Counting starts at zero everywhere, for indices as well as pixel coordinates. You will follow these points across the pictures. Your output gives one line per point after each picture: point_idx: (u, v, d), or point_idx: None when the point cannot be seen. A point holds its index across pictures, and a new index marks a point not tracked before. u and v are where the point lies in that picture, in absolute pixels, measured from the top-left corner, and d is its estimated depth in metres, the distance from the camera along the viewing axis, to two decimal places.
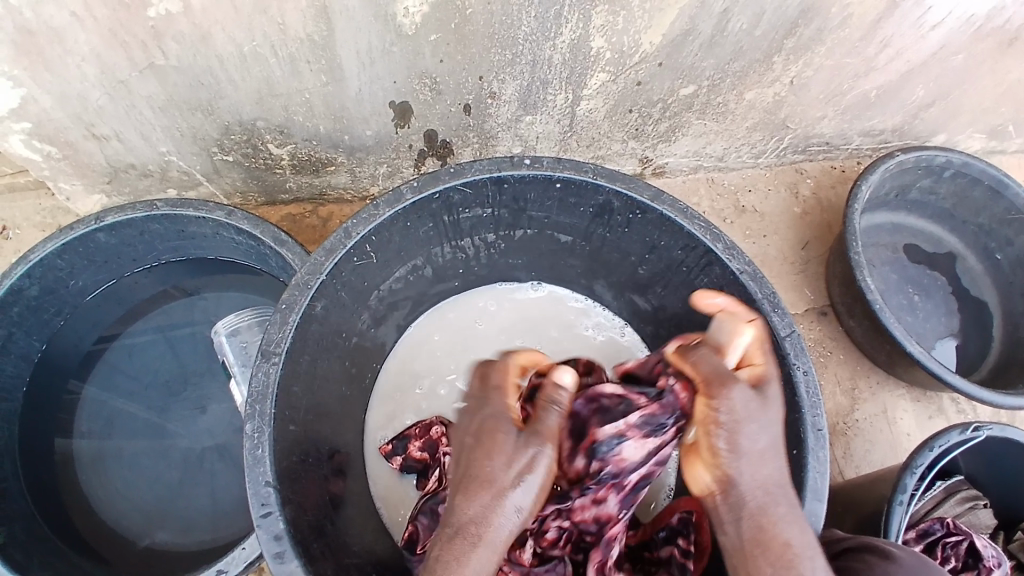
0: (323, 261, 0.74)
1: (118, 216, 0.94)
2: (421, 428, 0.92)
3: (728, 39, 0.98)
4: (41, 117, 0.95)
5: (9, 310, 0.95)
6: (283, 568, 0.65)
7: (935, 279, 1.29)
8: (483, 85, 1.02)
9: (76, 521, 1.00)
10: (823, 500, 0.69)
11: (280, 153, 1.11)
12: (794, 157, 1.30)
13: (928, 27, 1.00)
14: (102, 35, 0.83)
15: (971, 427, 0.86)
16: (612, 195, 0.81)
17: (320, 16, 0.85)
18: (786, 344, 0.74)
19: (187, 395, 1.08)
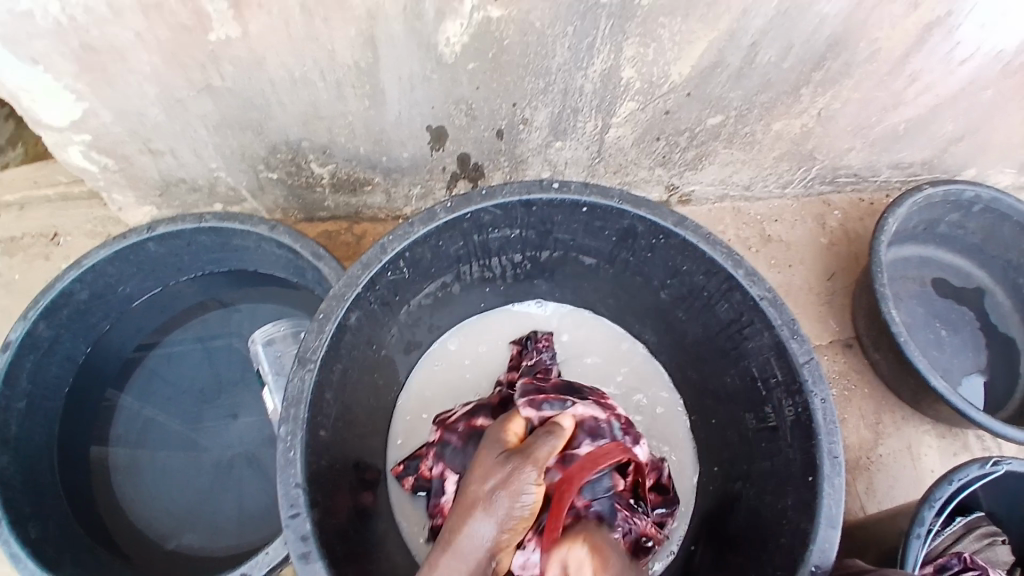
0: (359, 274, 0.78)
1: (168, 228, 1.00)
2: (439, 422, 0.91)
3: (756, 71, 1.01)
4: (101, 129, 1.02)
5: (61, 311, 1.01)
6: (308, 568, 0.67)
7: (965, 313, 1.28)
8: (516, 112, 1.06)
9: (105, 520, 1.05)
10: (837, 528, 0.69)
11: (320, 173, 1.17)
12: (821, 188, 1.32)
13: (958, 62, 1.01)
14: (164, 56, 0.90)
15: (991, 462, 0.85)
16: (636, 220, 0.84)
17: (367, 44, 0.90)
18: (805, 371, 0.75)
19: (219, 401, 1.13)
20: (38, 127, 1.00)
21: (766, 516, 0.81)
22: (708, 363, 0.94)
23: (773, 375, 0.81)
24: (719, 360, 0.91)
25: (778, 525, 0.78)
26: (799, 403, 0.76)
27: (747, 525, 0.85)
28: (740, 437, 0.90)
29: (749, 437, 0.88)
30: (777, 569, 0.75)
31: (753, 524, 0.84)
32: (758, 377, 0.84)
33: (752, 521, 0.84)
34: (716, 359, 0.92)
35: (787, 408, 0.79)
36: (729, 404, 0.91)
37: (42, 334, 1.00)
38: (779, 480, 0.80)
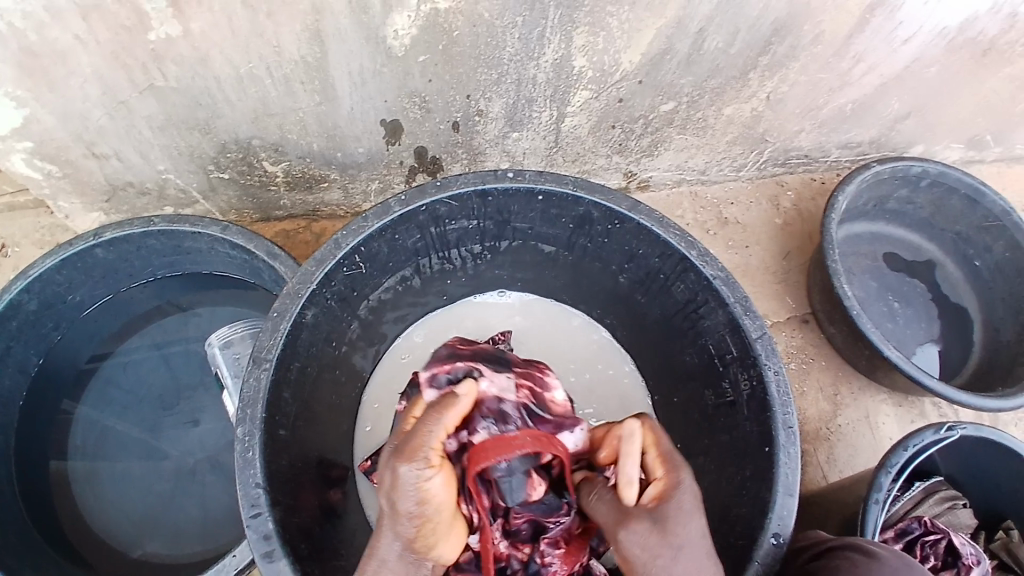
0: (314, 271, 0.77)
1: (116, 233, 0.97)
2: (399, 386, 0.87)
3: (705, 57, 1.02)
4: (40, 135, 0.98)
5: (7, 323, 0.97)
6: (273, 566, 0.67)
7: (915, 286, 1.32)
8: (471, 104, 1.06)
9: (66, 531, 1.02)
10: (794, 494, 0.71)
11: (274, 171, 1.15)
12: (775, 170, 1.34)
13: (898, 43, 1.04)
14: (105, 56, 0.87)
15: (945, 426, 0.89)
16: (591, 206, 0.84)
17: (314, 39, 0.89)
18: (758, 346, 0.77)
19: (179, 408, 1.10)
20: None
21: (727, 488, 0.83)
22: (667, 344, 0.95)
23: (728, 351, 0.82)
24: (678, 340, 0.93)
25: (738, 496, 0.80)
26: (754, 377, 0.78)
27: (710, 498, 0.86)
28: (701, 414, 0.91)
29: (709, 413, 0.89)
30: (738, 538, 0.77)
31: (715, 497, 0.85)
32: (715, 355, 0.86)
33: (715, 494, 0.85)
34: (675, 339, 0.93)
35: (743, 382, 0.81)
36: (689, 382, 0.93)
37: None
38: (738, 452, 0.82)
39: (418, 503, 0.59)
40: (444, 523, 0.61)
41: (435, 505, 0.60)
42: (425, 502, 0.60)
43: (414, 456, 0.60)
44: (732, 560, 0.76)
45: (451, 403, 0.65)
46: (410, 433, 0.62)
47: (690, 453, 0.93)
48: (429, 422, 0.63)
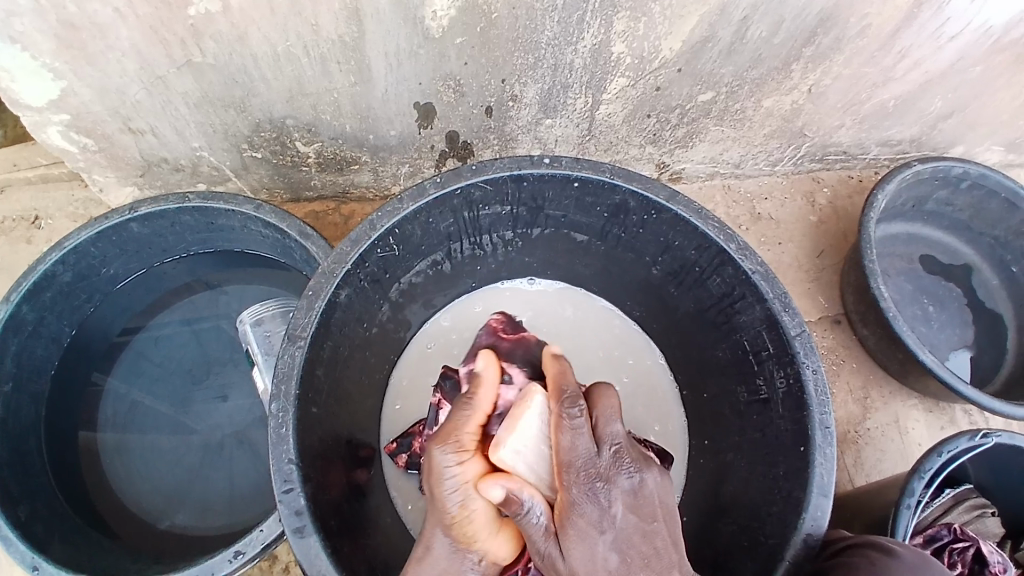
0: (349, 251, 0.77)
1: (151, 207, 0.98)
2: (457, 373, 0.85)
3: (747, 47, 1.00)
4: (79, 109, 0.99)
5: (42, 293, 0.99)
6: (303, 541, 0.67)
7: (951, 289, 1.29)
8: (505, 88, 1.05)
9: (93, 497, 1.04)
10: (829, 496, 0.70)
11: (306, 151, 1.15)
12: (811, 165, 1.31)
13: (948, 37, 1.01)
14: (142, 32, 0.87)
15: (980, 434, 0.86)
16: (628, 195, 0.83)
17: (352, 18, 0.88)
18: (796, 343, 0.75)
19: (208, 383, 1.11)
20: (12, 104, 0.97)
21: (757, 487, 0.82)
22: (699, 338, 0.94)
23: (765, 348, 0.81)
24: (711, 335, 0.91)
25: (769, 494, 0.79)
26: (791, 375, 0.77)
27: (738, 495, 0.86)
28: (731, 410, 0.90)
29: (740, 409, 0.88)
30: (768, 536, 0.76)
31: (744, 495, 0.84)
32: (750, 351, 0.84)
33: (744, 492, 0.84)
34: (708, 333, 0.92)
35: (779, 380, 0.79)
36: (721, 378, 0.92)
37: (23, 317, 0.98)
38: (770, 450, 0.81)
39: (457, 494, 0.63)
40: (486, 515, 0.64)
41: (474, 492, 0.63)
42: (463, 492, 0.63)
43: (445, 439, 0.65)
44: (761, 558, 0.76)
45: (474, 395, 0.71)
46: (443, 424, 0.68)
47: (718, 449, 0.92)
48: (460, 411, 0.69)
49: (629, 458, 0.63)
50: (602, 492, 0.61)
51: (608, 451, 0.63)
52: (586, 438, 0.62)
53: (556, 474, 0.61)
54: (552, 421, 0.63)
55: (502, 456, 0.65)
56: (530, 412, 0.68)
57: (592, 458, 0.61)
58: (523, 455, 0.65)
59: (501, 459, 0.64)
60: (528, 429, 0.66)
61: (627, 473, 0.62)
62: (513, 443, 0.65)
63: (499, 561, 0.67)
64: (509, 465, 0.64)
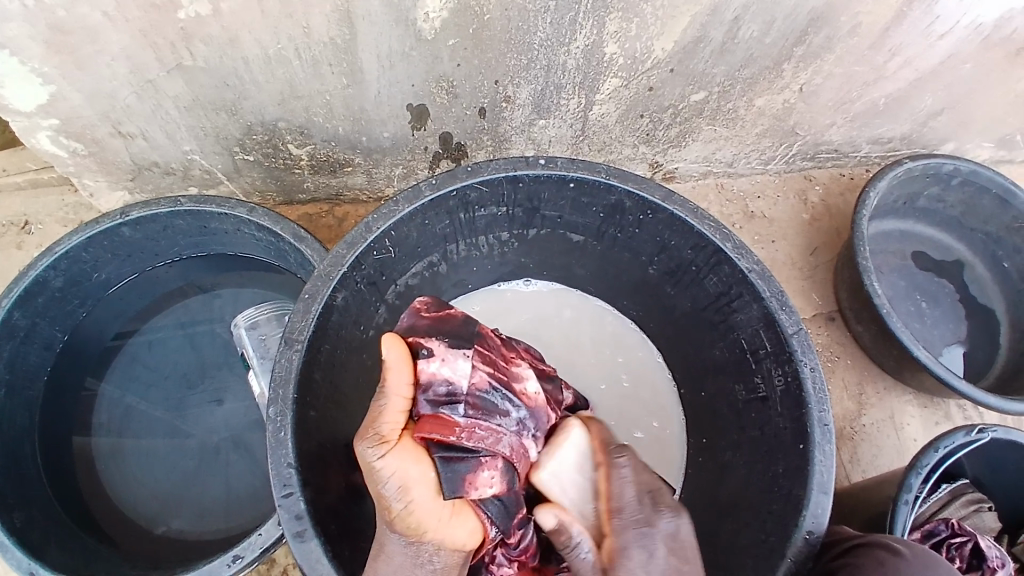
0: (345, 254, 0.76)
1: (144, 211, 0.97)
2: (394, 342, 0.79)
3: (739, 47, 1.01)
4: (68, 113, 0.98)
5: (33, 300, 0.98)
6: (303, 547, 0.67)
7: (942, 285, 1.30)
8: (499, 89, 1.05)
9: (89, 502, 1.03)
10: (829, 493, 0.71)
11: (299, 154, 1.14)
12: (803, 164, 1.32)
13: (936, 36, 1.02)
14: (132, 36, 0.86)
15: (975, 429, 0.87)
16: (624, 195, 0.83)
17: (344, 20, 0.88)
18: (793, 341, 0.76)
19: (203, 388, 1.11)
20: (1, 109, 0.96)
21: (757, 485, 0.82)
22: (695, 337, 0.94)
23: (762, 346, 0.81)
24: (709, 334, 0.91)
25: (769, 491, 0.79)
26: (789, 372, 0.77)
27: (738, 493, 0.86)
28: (729, 409, 0.91)
29: (738, 408, 0.89)
30: (769, 534, 0.76)
31: (744, 493, 0.84)
32: (747, 350, 0.85)
33: (744, 490, 0.85)
34: (704, 333, 0.92)
35: (777, 378, 0.80)
36: (718, 376, 0.92)
37: (14, 324, 0.96)
38: (769, 448, 0.81)
39: (393, 486, 0.65)
40: (428, 503, 0.67)
41: (410, 484, 0.66)
42: (399, 484, 0.65)
43: (371, 435, 0.67)
44: (762, 556, 0.76)
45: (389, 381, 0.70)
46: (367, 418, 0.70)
47: (716, 448, 0.92)
48: (381, 400, 0.70)
49: (665, 505, 0.70)
50: (648, 535, 0.66)
51: (649, 500, 0.69)
52: (626, 483, 0.70)
53: (607, 518, 0.69)
54: (598, 471, 0.72)
55: (541, 479, 0.73)
56: (569, 443, 0.76)
57: (635, 507, 0.69)
58: (563, 479, 0.72)
59: (541, 481, 0.72)
60: (567, 458, 0.74)
61: (667, 519, 0.68)
62: (553, 467, 0.73)
63: (460, 547, 0.69)
64: (551, 489, 0.72)
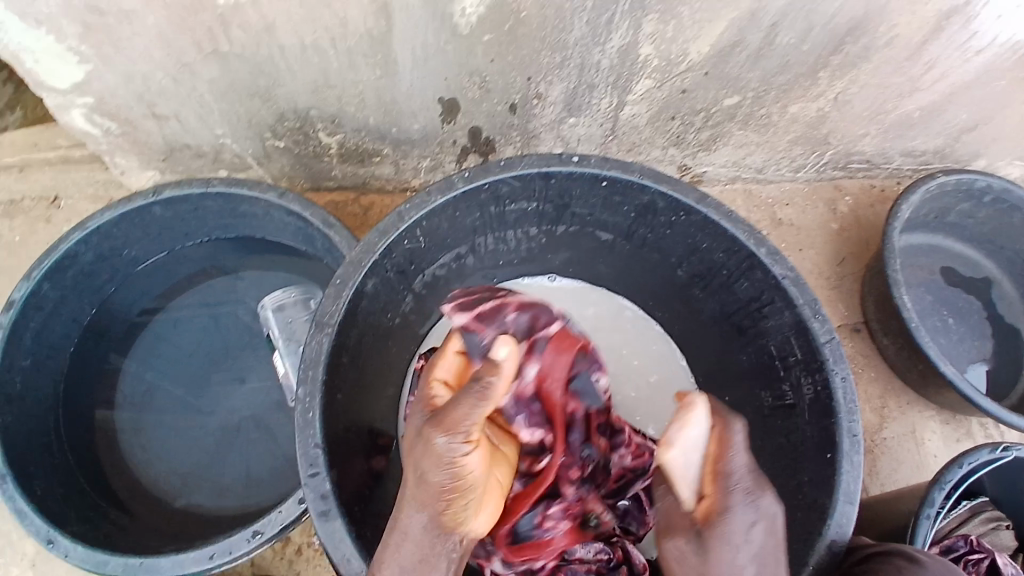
0: (378, 241, 0.77)
1: (176, 191, 0.98)
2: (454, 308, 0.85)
3: (775, 52, 1.00)
4: (106, 91, 0.99)
5: (63, 274, 0.99)
6: (328, 529, 0.67)
7: (970, 302, 1.28)
8: (532, 85, 1.05)
9: (109, 477, 1.04)
10: (855, 503, 0.70)
11: (329, 141, 1.15)
12: (833, 173, 1.31)
13: (973, 52, 1.00)
14: (171, 19, 0.87)
15: (1002, 447, 0.86)
16: (657, 195, 0.83)
17: (381, 12, 0.88)
18: (825, 349, 0.75)
19: (225, 368, 1.11)
20: (38, 87, 0.97)
21: (780, 492, 0.82)
22: (722, 341, 0.94)
23: (792, 353, 0.81)
24: (736, 339, 0.91)
25: (793, 499, 0.79)
26: (819, 381, 0.76)
27: None
28: (753, 415, 0.90)
29: (764, 414, 0.88)
30: (792, 542, 0.75)
31: None
32: (775, 356, 0.84)
33: None
34: (731, 337, 0.92)
35: (806, 386, 0.79)
36: (743, 382, 0.91)
37: (43, 297, 0.98)
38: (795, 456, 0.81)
39: (464, 482, 0.63)
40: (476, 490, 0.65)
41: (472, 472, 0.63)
42: (470, 480, 0.64)
43: (460, 432, 0.62)
44: None
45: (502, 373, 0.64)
46: (455, 406, 0.62)
47: None
48: (480, 393, 0.62)
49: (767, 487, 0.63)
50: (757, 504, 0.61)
51: (757, 472, 0.63)
52: (741, 454, 0.62)
53: (711, 479, 0.62)
54: (713, 436, 0.63)
55: (671, 456, 0.61)
56: (697, 422, 0.62)
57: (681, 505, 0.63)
58: (691, 460, 0.62)
59: (669, 462, 0.61)
60: (694, 437, 0.61)
61: (772, 496, 0.62)
62: (683, 448, 0.61)
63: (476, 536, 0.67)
64: (677, 472, 0.61)
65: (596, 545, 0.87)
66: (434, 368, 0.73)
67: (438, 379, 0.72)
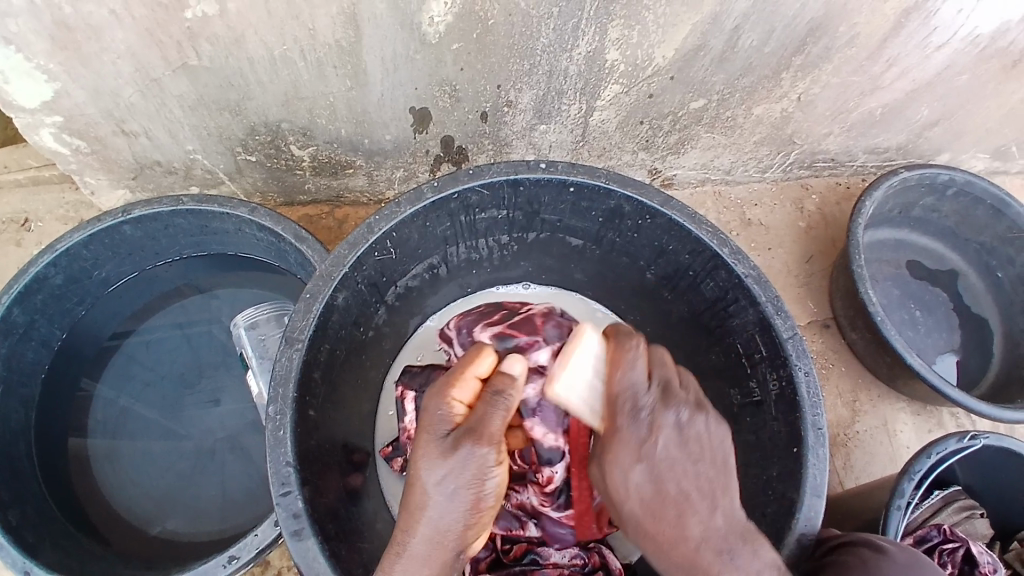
0: (346, 254, 0.77)
1: (145, 210, 0.97)
2: (455, 326, 0.94)
3: (739, 55, 1.02)
4: (73, 111, 0.99)
5: (32, 297, 0.98)
6: (301, 545, 0.68)
7: (936, 294, 1.31)
8: (501, 94, 1.06)
9: (84, 503, 1.03)
10: (822, 496, 0.71)
11: (301, 155, 1.15)
12: (800, 173, 1.34)
13: (931, 49, 1.03)
14: (139, 34, 0.87)
15: (967, 435, 0.88)
16: (623, 200, 0.84)
17: (349, 23, 0.89)
18: (788, 346, 0.77)
19: (201, 386, 1.11)
20: (6, 106, 0.96)
21: (751, 488, 0.83)
22: (692, 342, 0.95)
23: (757, 351, 0.82)
24: (705, 338, 0.92)
25: (762, 495, 0.80)
26: (784, 377, 0.78)
27: None
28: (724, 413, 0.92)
29: (734, 412, 0.90)
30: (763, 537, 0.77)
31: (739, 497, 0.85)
32: (742, 354, 0.85)
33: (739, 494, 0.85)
34: (701, 338, 0.93)
35: (772, 382, 0.81)
36: (713, 381, 0.93)
37: (13, 320, 0.97)
38: (764, 453, 0.82)
39: (494, 494, 0.64)
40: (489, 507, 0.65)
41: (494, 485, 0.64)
42: (498, 490, 0.65)
43: (490, 444, 0.63)
44: None
45: (519, 388, 0.67)
46: (484, 418, 0.64)
47: None
48: (504, 406, 0.65)
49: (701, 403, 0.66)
50: (649, 420, 0.63)
51: (656, 389, 0.65)
52: (637, 372, 0.65)
53: (612, 409, 0.65)
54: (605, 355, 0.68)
55: (556, 391, 0.67)
56: (586, 351, 0.68)
57: (639, 393, 0.65)
58: (578, 388, 0.66)
59: (555, 394, 0.66)
60: (580, 366, 0.67)
61: (676, 409, 0.64)
62: (567, 378, 0.66)
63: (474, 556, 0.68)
64: (565, 398, 0.66)
65: (572, 550, 0.88)
66: (474, 364, 0.69)
67: (473, 377, 0.68)
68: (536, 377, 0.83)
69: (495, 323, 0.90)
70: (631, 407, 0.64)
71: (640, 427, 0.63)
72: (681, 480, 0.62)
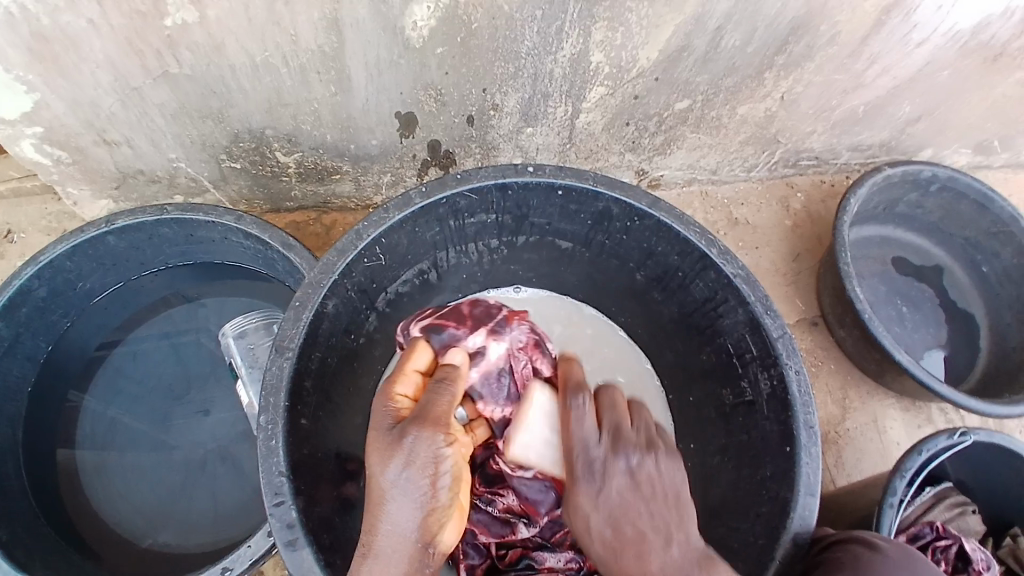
0: (335, 262, 0.77)
1: (129, 219, 0.96)
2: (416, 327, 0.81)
3: (722, 55, 1.02)
4: (53, 121, 0.97)
5: (16, 311, 0.96)
6: (296, 555, 0.67)
7: (922, 290, 1.33)
8: (486, 98, 1.06)
9: (74, 520, 1.01)
10: (815, 494, 0.72)
11: (286, 161, 1.14)
12: (786, 171, 1.35)
13: (914, 44, 1.04)
14: (118, 42, 0.85)
15: (957, 432, 0.89)
16: (611, 202, 0.84)
17: (332, 28, 0.88)
18: (779, 345, 0.77)
19: (190, 397, 1.10)
20: None
21: (745, 488, 0.84)
22: (683, 343, 0.95)
23: (748, 350, 0.83)
24: (696, 339, 0.93)
25: (756, 494, 0.81)
26: (775, 376, 0.78)
27: (727, 498, 0.87)
28: (716, 414, 0.92)
29: (726, 412, 0.90)
30: (758, 536, 0.77)
31: (733, 498, 0.86)
32: (733, 354, 0.86)
33: (733, 494, 0.86)
34: (692, 339, 0.94)
35: (763, 381, 0.81)
36: (705, 382, 0.93)
37: None
38: (757, 452, 0.83)
39: (448, 480, 0.63)
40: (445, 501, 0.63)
41: (445, 474, 0.63)
42: (454, 477, 0.64)
43: (431, 425, 0.64)
44: (753, 559, 0.77)
45: (456, 373, 0.71)
46: (426, 402, 0.66)
47: (706, 452, 0.94)
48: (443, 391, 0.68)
49: (655, 447, 0.69)
50: (600, 470, 0.66)
51: (609, 437, 0.68)
52: (587, 426, 0.68)
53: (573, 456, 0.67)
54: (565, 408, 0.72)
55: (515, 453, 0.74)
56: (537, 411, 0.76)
57: (595, 441, 0.68)
58: (533, 446, 0.74)
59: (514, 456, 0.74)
60: (532, 425, 0.75)
61: (627, 455, 0.66)
62: (522, 439, 0.74)
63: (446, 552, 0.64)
64: (521, 458, 0.74)
65: (566, 554, 0.87)
66: (410, 359, 0.74)
67: (412, 370, 0.73)
68: (478, 362, 0.79)
69: (426, 317, 0.83)
70: (592, 438, 0.68)
71: (604, 464, 0.66)
72: (638, 526, 0.63)
